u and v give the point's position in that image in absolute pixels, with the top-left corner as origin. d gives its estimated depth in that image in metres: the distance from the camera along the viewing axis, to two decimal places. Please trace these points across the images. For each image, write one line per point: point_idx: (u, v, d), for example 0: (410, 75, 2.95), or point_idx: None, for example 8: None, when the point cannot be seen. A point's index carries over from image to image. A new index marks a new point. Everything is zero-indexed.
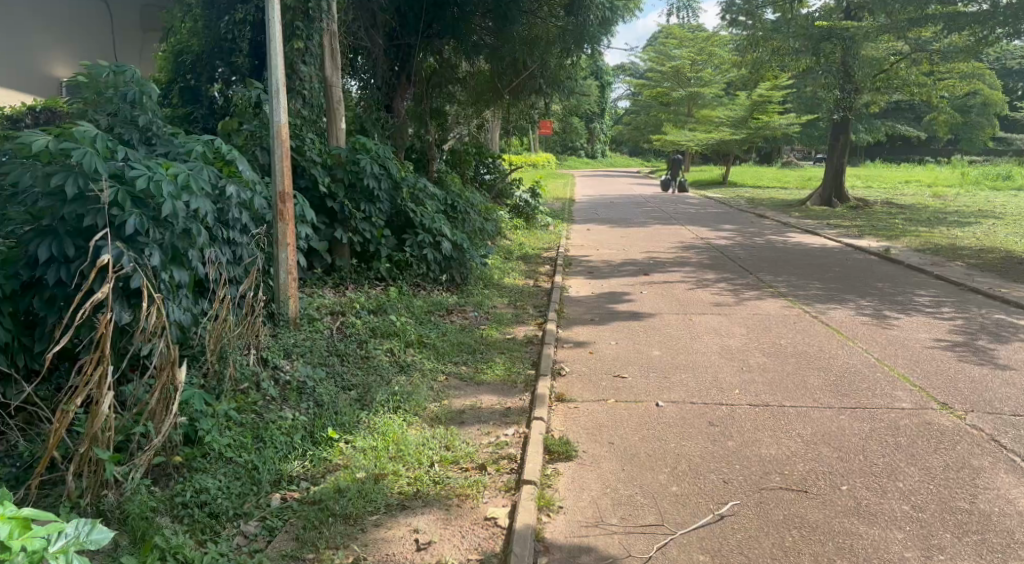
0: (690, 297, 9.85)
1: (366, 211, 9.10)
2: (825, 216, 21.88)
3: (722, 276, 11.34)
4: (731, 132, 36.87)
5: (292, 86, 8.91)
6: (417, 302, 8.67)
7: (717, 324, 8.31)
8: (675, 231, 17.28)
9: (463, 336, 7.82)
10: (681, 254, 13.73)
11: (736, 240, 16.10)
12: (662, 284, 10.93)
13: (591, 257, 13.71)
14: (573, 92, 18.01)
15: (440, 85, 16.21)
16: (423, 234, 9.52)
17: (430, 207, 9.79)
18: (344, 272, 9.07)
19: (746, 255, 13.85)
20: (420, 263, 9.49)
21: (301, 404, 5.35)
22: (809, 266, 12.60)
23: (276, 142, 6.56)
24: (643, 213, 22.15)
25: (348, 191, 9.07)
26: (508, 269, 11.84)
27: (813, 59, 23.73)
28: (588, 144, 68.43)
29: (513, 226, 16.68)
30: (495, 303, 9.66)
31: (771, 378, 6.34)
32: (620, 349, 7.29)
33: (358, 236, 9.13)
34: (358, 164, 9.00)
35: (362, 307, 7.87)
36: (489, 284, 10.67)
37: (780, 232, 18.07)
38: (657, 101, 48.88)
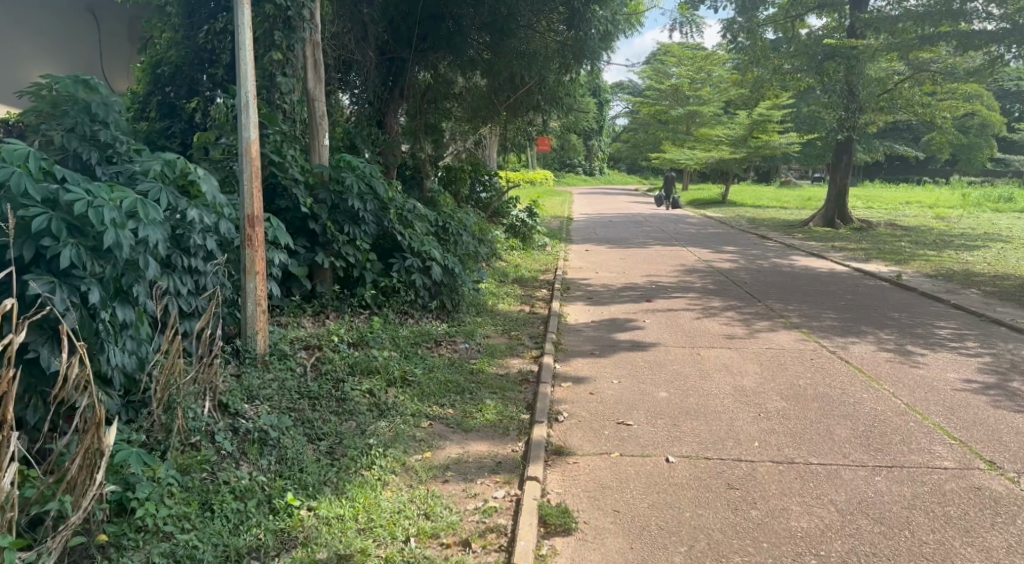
0: (697, 328, 9.18)
1: (350, 234, 8.48)
2: (829, 239, 21.32)
3: (729, 304, 10.69)
4: (731, 151, 36.38)
5: (270, 99, 8.16)
6: (404, 333, 8.04)
7: (728, 360, 7.65)
8: (677, 253, 16.67)
9: (453, 371, 7.17)
10: (684, 278, 13.08)
11: (740, 263, 15.49)
12: (666, 312, 10.27)
13: (590, 281, 13.05)
14: (572, 109, 17.45)
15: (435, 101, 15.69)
16: (411, 258, 8.91)
17: (419, 230, 9.19)
18: (325, 299, 8.41)
19: (752, 280, 13.22)
20: (408, 290, 8.90)
21: (261, 460, 4.71)
22: (820, 293, 11.97)
23: (244, 160, 5.94)
24: (643, 233, 21.53)
25: (331, 212, 8.46)
26: (504, 295, 11.19)
27: (816, 77, 23.23)
28: (585, 161, 68.04)
29: (510, 246, 16.07)
30: (487, 332, 9.02)
31: (792, 427, 5.72)
32: (624, 390, 6.63)
33: (341, 261, 8.49)
34: (343, 184, 8.40)
35: (342, 340, 7.22)
36: (482, 311, 10.04)
37: (785, 255, 17.46)
38: (655, 119, 48.43)
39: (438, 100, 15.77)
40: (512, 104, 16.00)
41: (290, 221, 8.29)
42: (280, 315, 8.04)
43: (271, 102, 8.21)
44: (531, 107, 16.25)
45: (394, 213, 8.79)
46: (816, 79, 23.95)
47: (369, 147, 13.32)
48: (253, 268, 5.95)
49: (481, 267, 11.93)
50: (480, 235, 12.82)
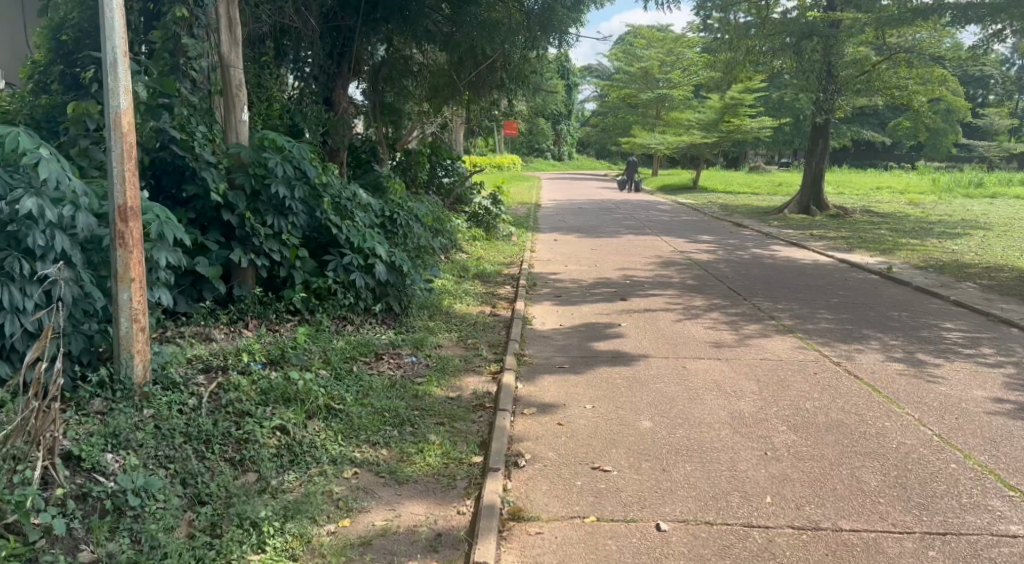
0: (682, 334, 8.02)
1: (274, 227, 7.29)
2: (806, 226, 20.29)
3: (713, 304, 9.53)
4: (702, 135, 35.23)
5: (175, 65, 6.93)
6: (337, 345, 6.85)
7: (721, 376, 6.49)
8: (651, 243, 15.51)
9: (393, 394, 5.96)
10: (661, 273, 11.89)
11: (718, 254, 14.36)
12: (644, 314, 9.09)
13: (558, 276, 11.84)
14: (538, 89, 16.20)
15: (392, 80, 14.52)
16: (350, 255, 7.70)
17: (361, 221, 7.96)
18: (245, 304, 7.23)
19: (734, 273, 12.09)
20: (347, 292, 7.70)
21: (109, 542, 3.60)
22: (809, 288, 10.84)
23: (112, 135, 4.71)
24: (614, 221, 20.35)
25: (252, 201, 7.27)
26: (462, 293, 9.96)
27: (793, 56, 22.07)
28: (554, 146, 66.59)
29: (472, 236, 14.81)
30: (439, 340, 7.82)
31: (806, 471, 4.62)
32: (599, 419, 5.47)
33: (264, 259, 7.28)
34: (266, 167, 7.20)
35: (258, 356, 6.03)
36: (437, 313, 8.84)
37: (764, 244, 16.35)
38: (624, 103, 47.16)
39: (394, 78, 14.43)
40: (470, 82, 14.66)
41: (201, 212, 7.12)
42: (187, 325, 6.84)
43: (176, 64, 6.95)
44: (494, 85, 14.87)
45: (329, 203, 7.56)
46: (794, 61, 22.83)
47: (313, 128, 11.95)
48: (127, 273, 4.79)
49: (437, 261, 10.71)
50: (435, 227, 11.58)
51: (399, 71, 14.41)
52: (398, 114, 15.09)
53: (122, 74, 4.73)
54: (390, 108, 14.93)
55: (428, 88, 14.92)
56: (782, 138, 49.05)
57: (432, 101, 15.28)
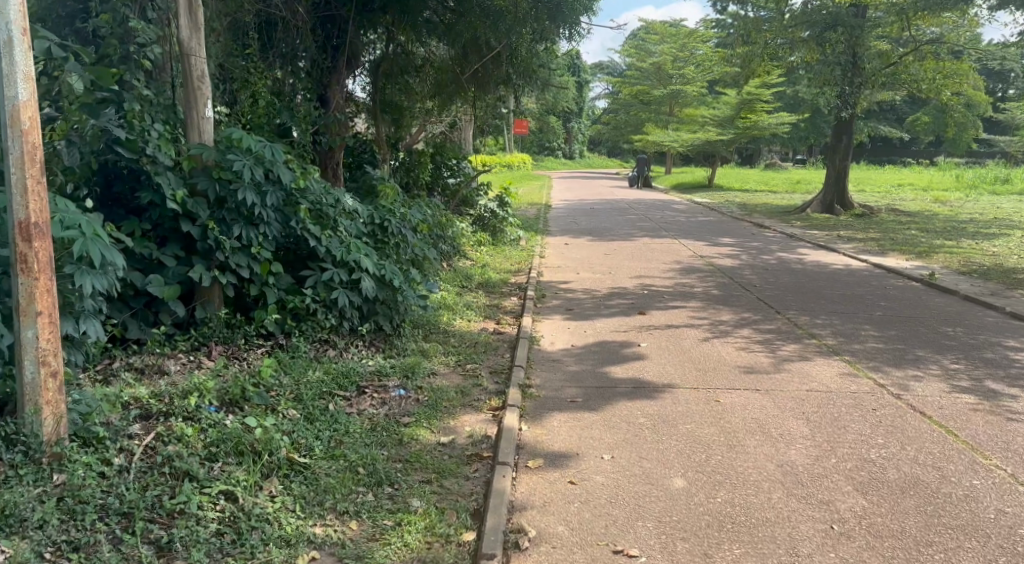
0: (712, 357, 6.99)
1: (242, 238, 6.34)
2: (832, 226, 19.17)
3: (743, 318, 8.51)
4: (717, 132, 34.00)
5: (124, 51, 6.07)
6: (313, 376, 5.92)
7: (765, 413, 5.48)
8: (669, 247, 14.48)
9: (373, 439, 5.00)
10: (682, 282, 10.83)
11: (742, 258, 13.31)
12: (666, 332, 8.06)
13: (568, 286, 10.81)
14: (549, 84, 14.96)
15: (395, 78, 13.58)
16: (332, 269, 6.77)
17: (344, 231, 7.03)
18: (208, 328, 6.29)
19: (761, 281, 11.03)
20: (327, 312, 6.76)
21: None
22: (846, 299, 9.74)
23: (9, 133, 3.78)
24: (628, 223, 19.31)
25: (217, 209, 6.34)
26: (462, 308, 8.97)
27: (816, 47, 20.84)
28: (564, 144, 65.45)
29: (477, 240, 13.86)
30: (434, 365, 6.86)
31: (884, 553, 3.65)
32: (620, 476, 4.49)
33: (230, 276, 6.35)
34: (232, 170, 6.26)
35: (215, 397, 5.09)
36: (433, 332, 7.87)
37: (788, 247, 15.25)
38: (636, 100, 46.02)
39: (395, 74, 13.44)
40: (474, 77, 13.61)
41: (158, 222, 6.20)
42: (139, 354, 5.92)
43: (127, 52, 6.09)
44: (500, 81, 13.74)
45: (307, 211, 6.64)
46: (817, 53, 21.46)
47: (305, 127, 11.16)
48: (31, 307, 3.87)
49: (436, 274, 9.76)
50: (434, 234, 10.59)
51: (401, 66, 13.38)
52: (398, 111, 14.10)
53: (20, 57, 3.78)
54: (390, 105, 13.94)
55: (433, 86, 13.92)
56: (800, 134, 47.79)
57: (436, 99, 14.27)
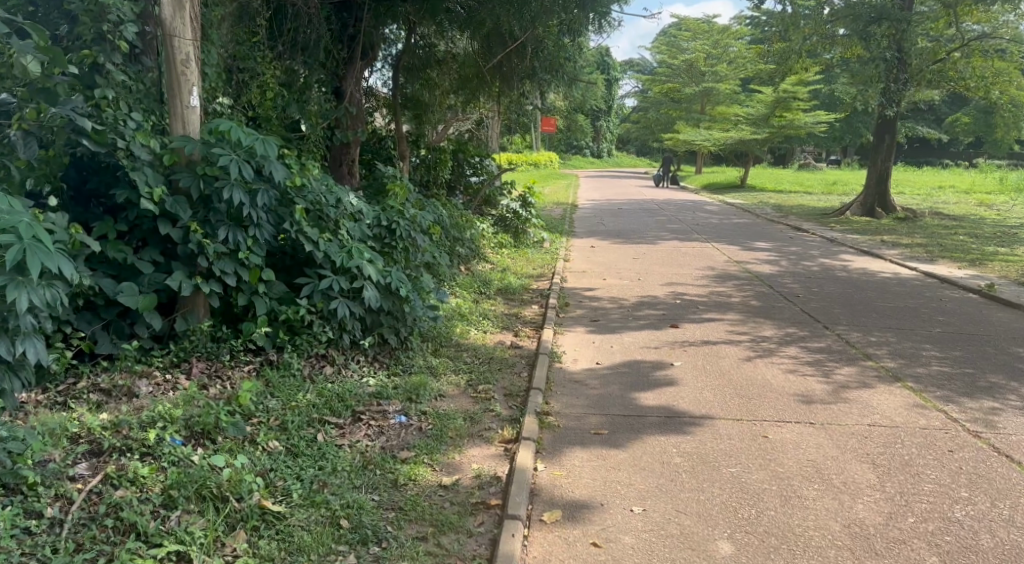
0: (756, 382, 6.20)
1: (230, 242, 5.66)
2: (873, 230, 18.19)
3: (787, 334, 7.71)
4: (751, 130, 32.88)
5: (96, 32, 5.41)
6: (301, 399, 5.24)
7: (822, 454, 4.71)
8: (702, 251, 13.66)
9: (363, 480, 4.30)
10: (718, 291, 10.02)
11: (782, 264, 12.47)
12: (702, 349, 7.29)
13: (594, 294, 10.06)
14: (577, 79, 13.91)
15: (420, 71, 13.03)
16: (331, 277, 6.08)
17: (345, 235, 6.36)
18: (190, 342, 5.63)
19: (804, 290, 10.21)
20: (324, 325, 6.07)
21: None
22: (900, 313, 8.88)
23: None
24: (658, 224, 18.49)
25: (201, 209, 5.67)
26: (477, 319, 8.23)
27: (860, 42, 19.75)
28: (592, 143, 64.52)
29: (499, 241, 13.17)
30: (442, 384, 6.16)
31: None
32: (652, 537, 3.79)
33: (216, 284, 5.67)
34: (217, 166, 5.59)
35: (182, 427, 4.41)
36: (445, 347, 7.15)
37: (830, 252, 14.34)
38: (667, 98, 44.97)
39: (416, 68, 12.92)
40: (496, 70, 12.82)
41: (136, 223, 5.54)
42: (108, 372, 5.26)
43: (101, 33, 5.44)
44: (525, 76, 12.92)
45: (303, 211, 5.96)
46: (860, 48, 20.34)
47: (317, 122, 10.65)
48: None
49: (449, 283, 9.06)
50: (445, 233, 9.83)
51: (423, 60, 12.86)
52: (417, 105, 13.49)
53: None
54: (410, 99, 13.43)
55: (456, 81, 13.29)
56: (835, 133, 46.47)
57: (459, 93, 13.62)
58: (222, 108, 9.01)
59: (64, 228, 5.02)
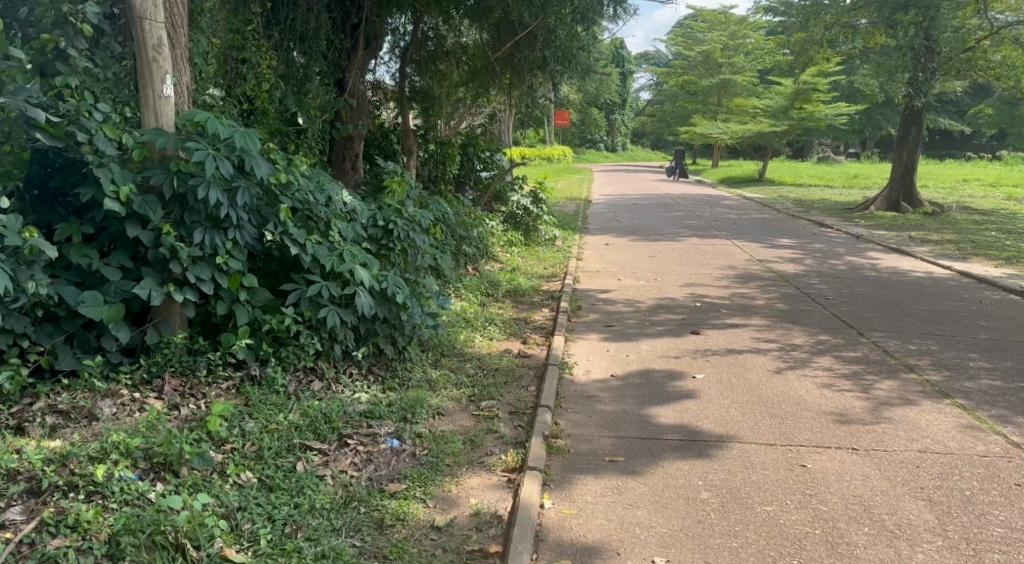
0: (789, 399, 5.59)
1: (207, 245, 5.13)
2: (900, 226, 17.46)
3: (819, 343, 7.12)
4: (770, 122, 32.07)
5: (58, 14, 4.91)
6: (281, 421, 4.72)
7: (870, 489, 4.13)
8: (721, 249, 13.06)
9: (345, 523, 3.77)
10: (741, 294, 9.40)
11: (807, 263, 11.84)
12: (727, 358, 6.70)
13: (609, 296, 9.47)
14: (591, 71, 13.31)
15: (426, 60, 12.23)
16: (320, 283, 5.55)
17: (337, 236, 5.83)
18: (164, 357, 5.11)
19: (833, 292, 9.59)
20: (312, 336, 5.54)
21: None
22: (939, 317, 8.24)
23: None
24: (675, 220, 17.84)
25: (175, 208, 5.14)
26: (482, 326, 7.66)
27: (886, 31, 18.98)
28: (606, 137, 63.74)
29: (509, 238, 12.62)
30: (442, 400, 5.63)
31: None
32: None
33: (192, 291, 5.15)
34: (192, 161, 5.06)
35: (141, 459, 3.90)
36: (446, 357, 6.61)
37: (857, 250, 13.67)
38: (683, 90, 44.18)
39: (424, 61, 12.28)
40: (505, 58, 12.14)
41: (103, 225, 5.03)
42: (70, 390, 4.75)
43: (62, 14, 4.94)
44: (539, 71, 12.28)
45: (288, 210, 5.43)
46: (886, 36, 19.56)
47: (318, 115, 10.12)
48: None
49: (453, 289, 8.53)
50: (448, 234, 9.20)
51: (431, 51, 12.23)
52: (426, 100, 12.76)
53: None
54: (418, 91, 12.68)
55: (467, 72, 12.56)
56: (854, 125, 45.51)
57: (469, 86, 12.94)
58: (213, 100, 8.46)
59: (17, 232, 4.49)
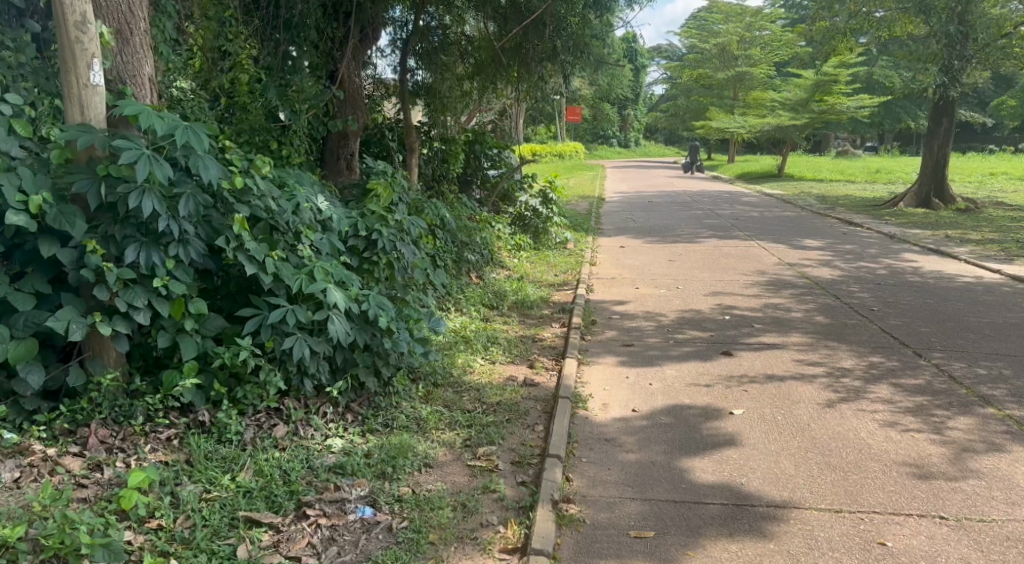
0: (849, 446, 4.63)
1: (142, 264, 4.23)
2: (936, 224, 16.36)
3: (872, 369, 6.12)
4: (790, 116, 30.88)
5: None
6: (227, 486, 3.84)
7: None
8: (746, 252, 12.08)
9: None
10: (773, 305, 8.42)
11: (843, 267, 10.81)
12: (768, 388, 5.73)
13: (626, 308, 8.52)
14: (605, 62, 12.31)
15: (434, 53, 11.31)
16: (284, 307, 4.63)
17: (307, 249, 4.91)
18: (90, 403, 4.23)
19: (877, 302, 8.57)
20: (275, 372, 4.61)
21: None
22: (1005, 333, 7.22)
23: None
24: (694, 220, 16.83)
25: (105, 221, 4.25)
26: (483, 348, 6.71)
27: (919, 16, 17.79)
28: (619, 133, 62.70)
29: (517, 243, 11.66)
30: (430, 446, 4.70)
31: None
32: None
33: (125, 322, 4.25)
34: (122, 164, 4.16)
35: (26, 553, 3.11)
36: (440, 388, 5.69)
37: (893, 251, 12.63)
38: (697, 84, 43.05)
39: (427, 54, 11.28)
40: (514, 47, 11.02)
41: (16, 242, 4.15)
42: None
43: None
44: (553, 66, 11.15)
45: (245, 220, 4.50)
46: (917, 22, 18.41)
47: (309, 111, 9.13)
48: None
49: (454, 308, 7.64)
50: (442, 242, 8.25)
51: (435, 43, 11.29)
52: (432, 97, 11.70)
53: None
54: (421, 86, 11.75)
55: (473, 67, 11.65)
56: (875, 119, 44.20)
57: (474, 79, 11.93)
58: (181, 93, 7.57)
59: None
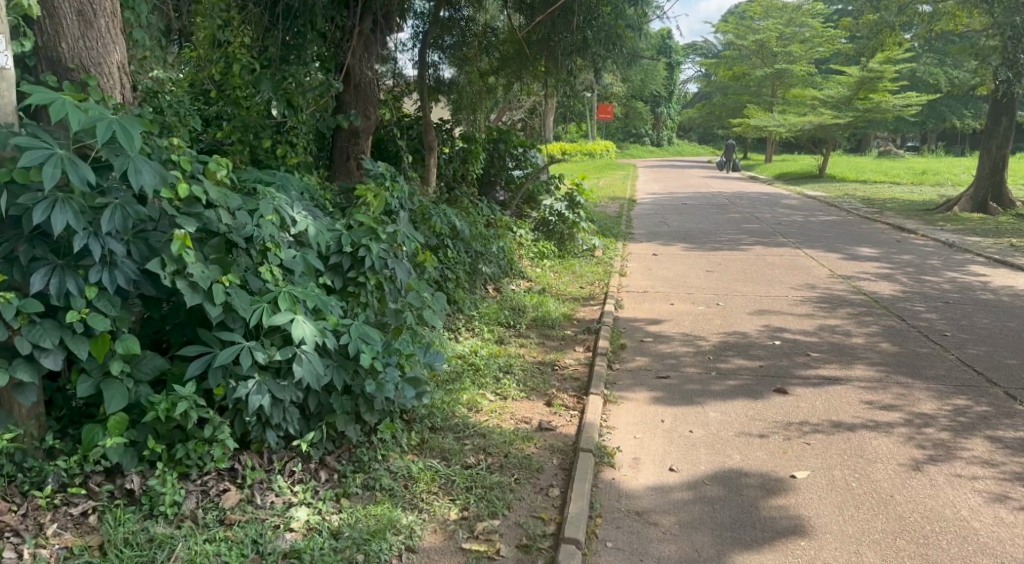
0: (949, 528, 3.69)
1: (54, 294, 3.36)
2: (997, 231, 15.11)
3: (960, 415, 5.10)
4: (832, 114, 29.54)
5: None
6: None
7: None
8: (792, 262, 11.03)
9: None
10: (830, 327, 7.37)
11: (903, 280, 9.71)
12: (835, 439, 4.73)
13: (660, 329, 7.53)
14: (641, 55, 11.32)
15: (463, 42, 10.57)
16: (240, 344, 3.73)
17: (272, 270, 4.00)
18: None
19: (949, 325, 7.50)
20: (224, 426, 3.72)
21: None
22: None
23: None
24: (732, 224, 15.71)
25: (8, 237, 3.38)
26: (494, 380, 5.75)
27: (980, 7, 16.49)
28: (652, 131, 61.41)
29: (540, 249, 10.70)
30: (415, 518, 3.81)
31: None
32: None
33: (33, 366, 3.39)
34: (26, 168, 3.30)
35: None
36: (437, 433, 4.75)
37: (956, 262, 11.48)
38: (735, 82, 41.75)
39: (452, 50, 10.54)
40: (540, 39, 10.02)
41: None
42: None
43: None
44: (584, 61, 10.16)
45: (187, 237, 3.60)
46: (977, 13, 17.11)
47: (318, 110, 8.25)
48: None
49: (462, 331, 6.77)
50: (451, 255, 7.31)
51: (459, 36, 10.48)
52: (458, 95, 11.00)
53: None
54: (446, 83, 10.96)
55: (498, 62, 10.75)
56: (919, 118, 42.54)
57: (499, 75, 11.00)
58: (158, 86, 6.69)
59: None
